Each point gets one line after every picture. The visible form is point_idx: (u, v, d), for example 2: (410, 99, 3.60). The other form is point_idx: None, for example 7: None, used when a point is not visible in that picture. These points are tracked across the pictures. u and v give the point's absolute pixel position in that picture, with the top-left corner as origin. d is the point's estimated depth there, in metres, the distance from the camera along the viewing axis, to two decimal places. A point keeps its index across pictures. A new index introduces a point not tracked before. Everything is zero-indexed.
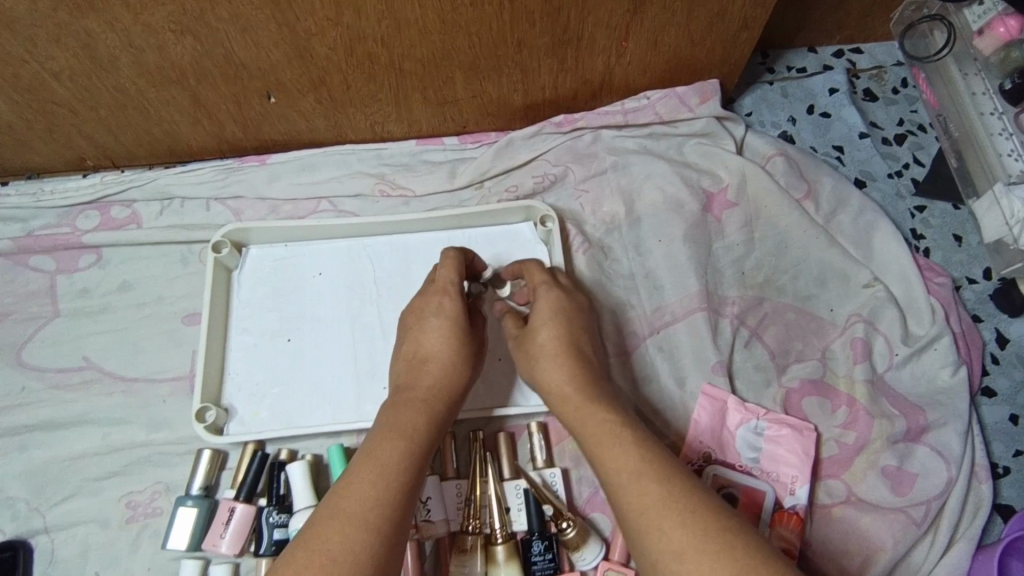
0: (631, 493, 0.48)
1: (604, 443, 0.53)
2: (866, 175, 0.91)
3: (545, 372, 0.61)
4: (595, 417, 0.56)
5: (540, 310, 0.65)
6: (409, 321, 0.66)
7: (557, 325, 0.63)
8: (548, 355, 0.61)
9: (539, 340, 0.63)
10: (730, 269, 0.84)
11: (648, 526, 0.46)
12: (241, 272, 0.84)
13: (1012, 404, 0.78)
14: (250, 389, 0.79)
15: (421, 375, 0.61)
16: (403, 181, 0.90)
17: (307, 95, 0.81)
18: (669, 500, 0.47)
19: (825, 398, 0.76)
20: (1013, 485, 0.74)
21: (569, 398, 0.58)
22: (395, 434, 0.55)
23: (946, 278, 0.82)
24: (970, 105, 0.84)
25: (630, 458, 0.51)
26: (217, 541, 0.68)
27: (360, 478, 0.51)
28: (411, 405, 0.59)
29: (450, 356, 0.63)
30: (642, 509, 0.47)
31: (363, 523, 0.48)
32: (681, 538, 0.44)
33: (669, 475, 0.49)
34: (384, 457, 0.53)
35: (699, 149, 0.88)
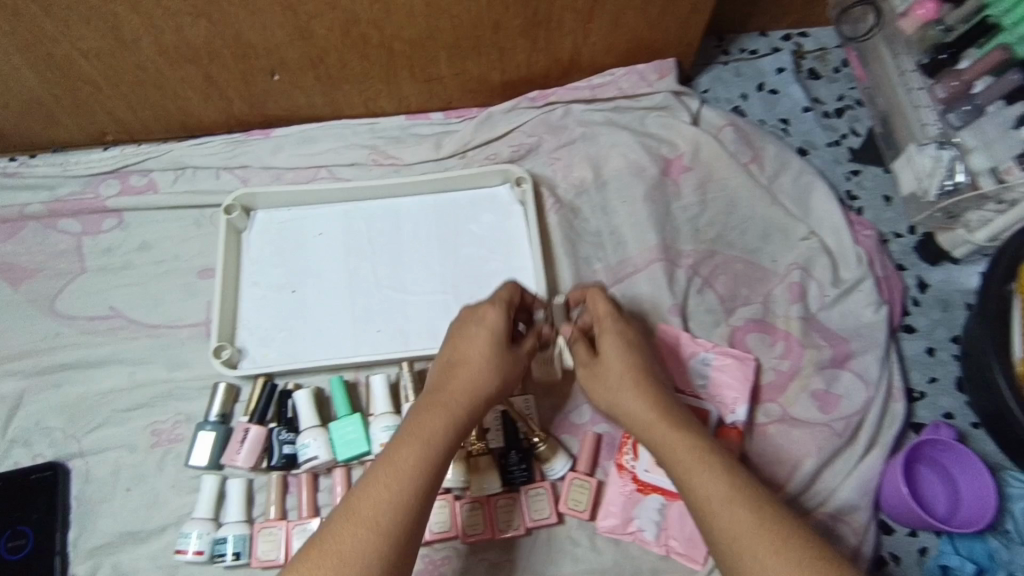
0: (724, 520, 0.55)
1: (693, 467, 0.59)
2: (808, 144, 1.02)
3: (624, 399, 0.66)
4: (680, 442, 0.61)
5: (610, 340, 0.71)
6: (458, 331, 0.69)
7: (629, 353, 0.70)
8: (627, 381, 0.67)
9: (615, 368, 0.69)
10: (686, 226, 0.95)
11: (743, 551, 0.53)
12: (249, 233, 0.94)
13: (929, 339, 0.89)
14: (260, 333, 0.88)
15: (453, 382, 0.65)
16: (393, 151, 0.99)
17: (308, 72, 0.91)
18: (762, 528, 0.53)
19: (765, 333, 0.88)
20: (927, 407, 0.85)
21: (650, 420, 0.64)
22: (420, 439, 0.60)
23: (873, 231, 0.93)
24: (899, 82, 0.90)
25: (720, 485, 0.57)
26: (234, 456, 0.78)
27: (376, 480, 0.56)
28: (437, 411, 0.62)
29: (483, 365, 0.66)
30: (736, 536, 0.54)
31: (375, 525, 0.54)
32: (777, 564, 0.51)
33: (758, 503, 0.55)
34: (404, 461, 0.58)
35: (659, 120, 0.99)
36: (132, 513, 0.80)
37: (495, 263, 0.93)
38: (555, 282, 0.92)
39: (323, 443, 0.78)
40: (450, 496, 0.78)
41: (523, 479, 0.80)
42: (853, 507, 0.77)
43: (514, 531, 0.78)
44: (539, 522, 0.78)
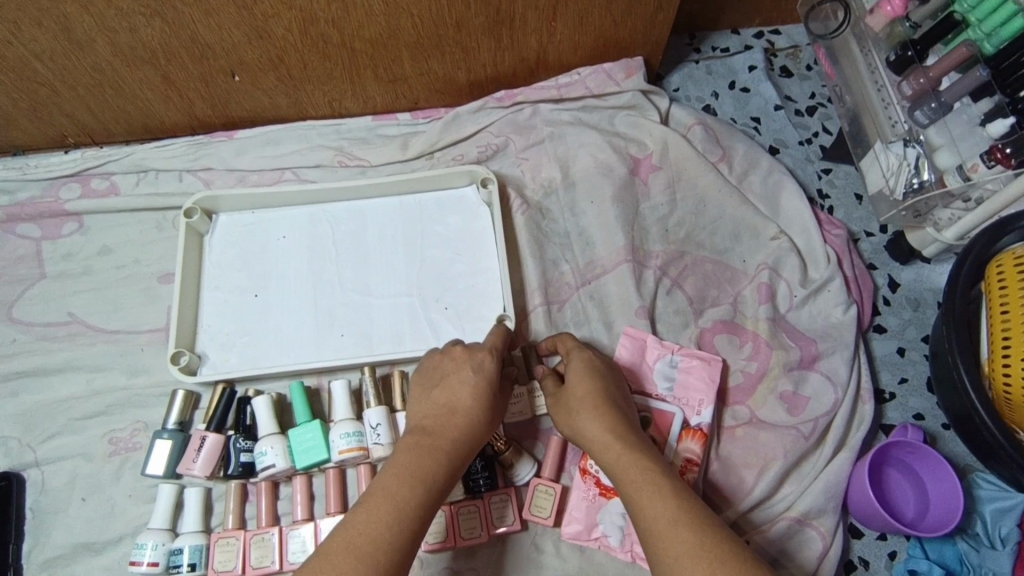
0: (666, 540, 0.55)
1: (644, 491, 0.60)
2: (779, 143, 1.01)
3: (589, 428, 0.68)
4: (637, 468, 0.62)
5: (579, 371, 0.74)
6: (441, 371, 0.72)
7: (594, 382, 0.72)
8: (588, 409, 0.69)
9: (580, 395, 0.71)
10: (655, 226, 0.94)
11: (680, 571, 0.53)
12: (212, 237, 0.92)
13: (900, 339, 0.88)
14: (220, 339, 0.87)
15: (446, 422, 0.67)
16: (359, 153, 0.98)
17: (268, 73, 0.90)
18: (701, 549, 0.53)
19: (734, 335, 0.87)
20: (897, 408, 0.84)
21: (610, 448, 0.65)
22: (412, 476, 0.61)
23: (842, 230, 0.92)
24: (869, 80, 0.89)
25: (668, 509, 0.57)
26: (191, 465, 0.76)
27: (370, 515, 0.58)
28: (432, 449, 0.64)
29: (475, 406, 0.68)
30: (676, 555, 0.54)
31: (366, 557, 0.55)
32: None
33: (702, 526, 0.55)
34: (398, 498, 0.59)
35: (628, 120, 0.98)
36: (87, 523, 0.78)
37: (461, 265, 0.92)
38: (522, 284, 0.91)
39: (281, 450, 0.77)
40: None
41: (486, 487, 0.77)
42: (822, 510, 0.75)
43: (477, 538, 0.75)
44: (502, 529, 0.77)
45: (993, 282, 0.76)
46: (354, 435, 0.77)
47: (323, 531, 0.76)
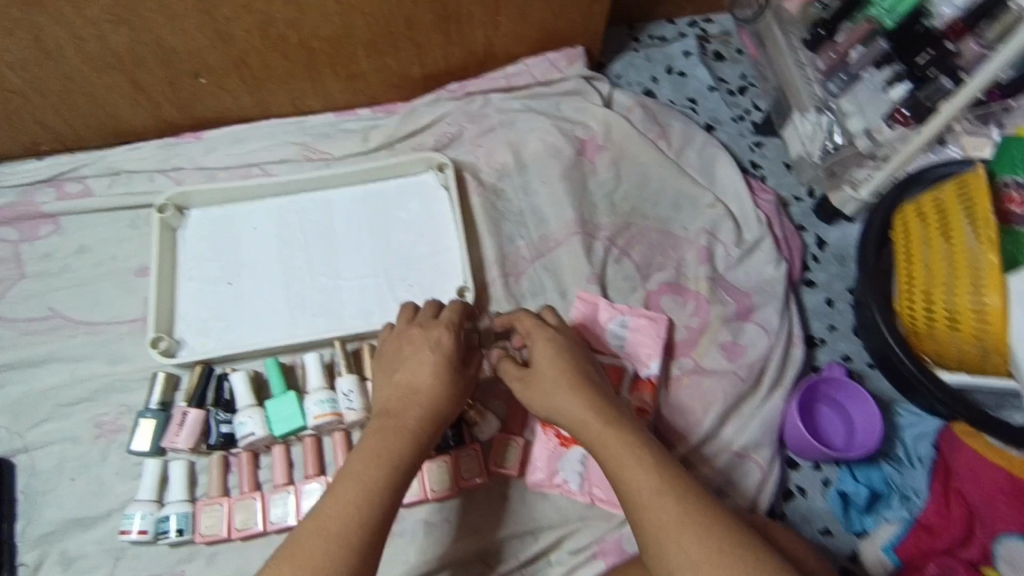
0: (652, 511, 0.58)
1: (626, 465, 0.62)
2: (714, 121, 1.10)
3: (566, 404, 0.68)
4: (616, 440, 0.64)
5: (546, 349, 0.73)
6: (400, 354, 0.74)
7: (564, 361, 0.71)
8: (563, 386, 0.69)
9: (552, 376, 0.70)
10: (603, 201, 1.01)
11: (666, 540, 0.57)
12: (184, 231, 0.98)
13: (827, 291, 0.96)
14: (197, 324, 0.92)
15: (409, 404, 0.69)
16: (323, 147, 1.04)
17: (232, 75, 0.96)
18: (684, 519, 0.57)
19: (678, 295, 0.94)
20: (826, 352, 0.92)
21: (588, 424, 0.66)
22: (381, 459, 0.64)
23: (772, 194, 1.00)
24: (790, 59, 0.98)
25: (650, 480, 0.60)
26: (174, 438, 0.81)
27: (343, 499, 0.61)
28: (397, 432, 0.67)
29: (435, 386, 0.71)
30: (660, 526, 0.57)
31: (342, 540, 0.58)
32: (696, 552, 0.55)
33: (683, 496, 0.59)
34: (369, 480, 0.63)
35: (573, 105, 1.05)
36: (76, 501, 0.83)
37: (423, 245, 0.98)
38: (481, 260, 0.97)
39: (260, 420, 0.82)
40: None
41: (455, 443, 0.83)
42: (761, 444, 0.84)
43: (447, 490, 0.81)
44: (471, 482, 0.82)
45: (906, 222, 0.82)
46: (328, 401, 0.82)
47: (302, 494, 0.81)
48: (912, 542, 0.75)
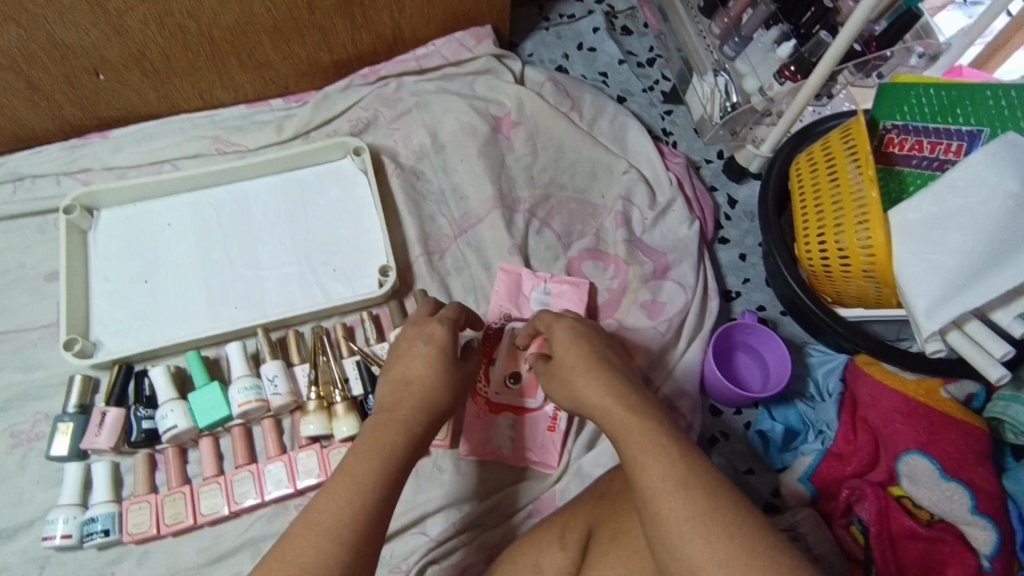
0: (676, 504, 0.49)
1: (651, 453, 0.52)
2: (625, 92, 1.13)
3: (585, 390, 0.60)
4: (637, 426, 0.55)
5: (566, 339, 0.66)
6: (397, 351, 0.68)
7: (580, 350, 0.64)
8: (577, 370, 0.61)
9: (568, 365, 0.63)
10: (521, 174, 1.02)
11: (693, 535, 0.47)
12: (95, 232, 0.95)
13: (740, 246, 1.01)
14: (114, 325, 0.90)
15: (406, 395, 0.63)
16: (236, 139, 1.03)
17: (133, 69, 0.94)
18: (715, 513, 0.48)
19: (598, 260, 0.96)
20: (742, 304, 0.97)
21: (609, 411, 0.57)
22: (375, 451, 0.57)
23: (681, 157, 1.04)
24: (692, 26, 1.00)
25: (677, 471, 0.50)
26: (94, 439, 0.80)
27: (333, 494, 0.54)
28: (394, 424, 0.60)
29: (434, 377, 0.64)
30: (689, 521, 0.48)
31: (334, 539, 0.51)
32: (726, 549, 0.46)
33: (714, 488, 0.49)
34: (361, 473, 0.55)
35: (486, 83, 1.06)
36: None
37: (345, 230, 0.97)
38: (403, 240, 0.98)
39: (182, 412, 0.81)
40: (318, 445, 0.83)
41: None
42: (682, 393, 0.87)
43: None
44: None
45: (806, 167, 0.86)
46: (252, 388, 0.82)
47: (232, 484, 0.81)
48: (826, 469, 0.80)
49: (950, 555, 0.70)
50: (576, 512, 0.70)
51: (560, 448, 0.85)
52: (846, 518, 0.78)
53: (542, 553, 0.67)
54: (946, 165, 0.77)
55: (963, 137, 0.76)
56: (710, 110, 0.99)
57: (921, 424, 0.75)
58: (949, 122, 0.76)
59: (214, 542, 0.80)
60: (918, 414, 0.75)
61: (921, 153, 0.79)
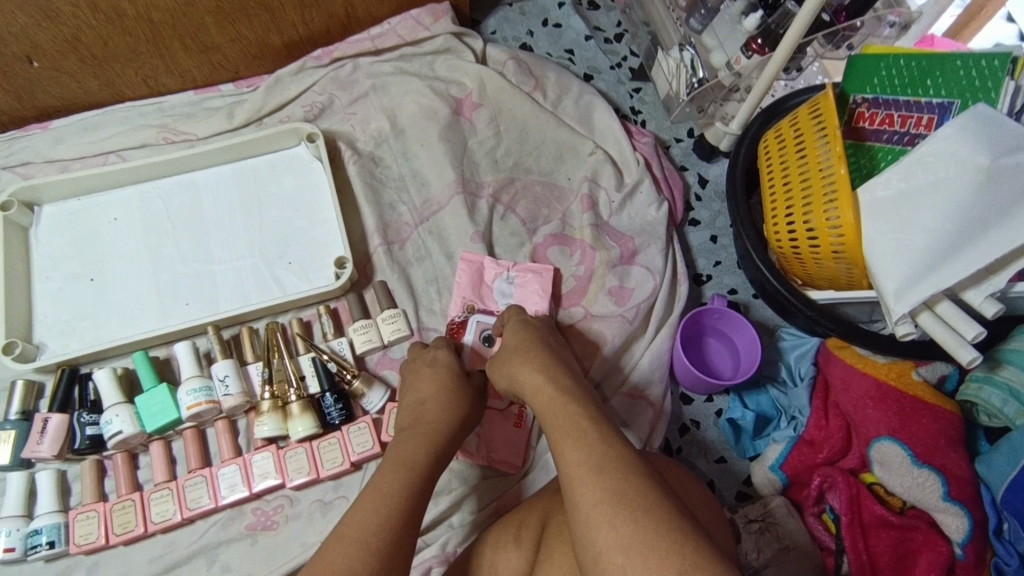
0: (586, 488, 0.53)
1: (570, 433, 0.58)
2: (592, 70, 1.09)
3: (525, 374, 0.68)
4: (563, 413, 0.61)
5: (515, 327, 0.77)
6: (405, 378, 0.76)
7: (527, 333, 0.75)
8: (514, 358, 0.71)
9: (513, 346, 0.73)
10: (485, 159, 0.98)
11: (596, 518, 0.51)
12: (36, 229, 0.91)
13: (711, 228, 0.98)
14: (59, 327, 0.86)
15: (422, 415, 0.68)
16: (184, 127, 0.98)
17: (68, 55, 0.87)
18: (623, 498, 0.51)
19: (565, 246, 0.93)
20: (712, 288, 0.95)
21: (544, 392, 0.65)
22: (392, 464, 0.62)
23: (649, 137, 1.00)
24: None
25: (594, 454, 0.55)
26: (36, 447, 0.76)
27: (363, 507, 0.58)
28: (410, 440, 0.66)
29: (438, 395, 0.71)
30: (596, 503, 0.52)
31: (363, 546, 0.54)
32: (631, 533, 0.49)
33: (627, 473, 0.53)
34: (387, 486, 0.60)
35: (446, 63, 1.01)
36: None
37: (300, 220, 0.93)
38: (361, 230, 0.94)
39: (128, 416, 0.77)
40: (274, 446, 0.80)
41: (341, 419, 0.81)
42: (650, 381, 0.85)
43: (339, 468, 0.79)
44: (361, 455, 0.80)
45: (774, 144, 0.83)
46: (202, 389, 0.78)
47: (185, 489, 0.78)
48: (797, 458, 0.78)
49: (922, 544, 0.70)
50: (535, 505, 0.70)
51: (526, 445, 0.83)
52: (818, 506, 0.76)
53: (499, 554, 0.66)
54: (917, 139, 0.74)
55: (935, 109, 0.72)
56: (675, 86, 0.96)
57: (892, 410, 0.72)
58: (919, 94, 0.73)
59: (166, 550, 0.77)
60: (889, 399, 0.73)
61: (892, 127, 0.76)
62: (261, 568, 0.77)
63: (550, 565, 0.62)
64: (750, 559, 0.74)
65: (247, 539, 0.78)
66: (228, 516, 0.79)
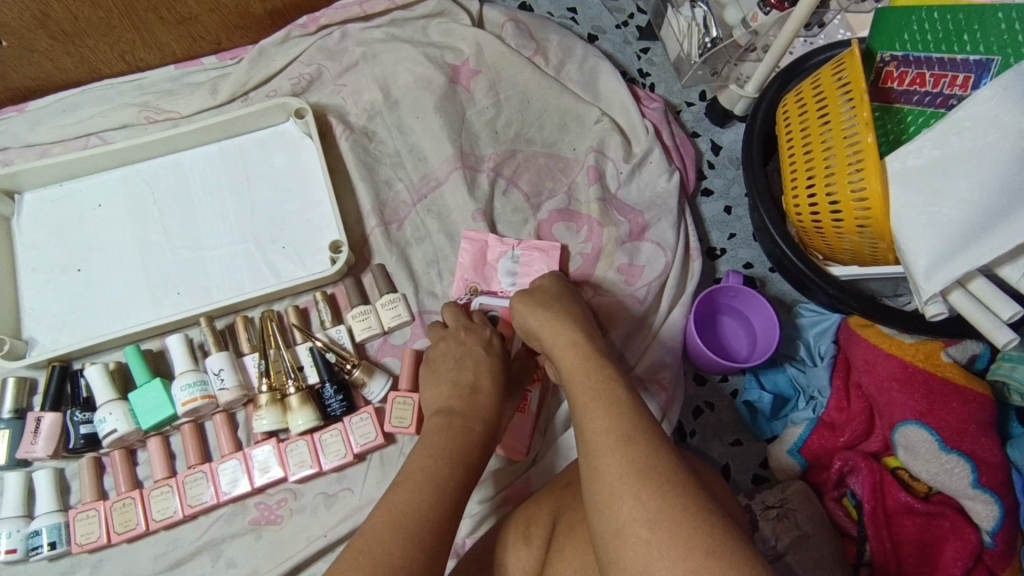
0: (614, 456, 0.50)
1: (602, 396, 0.56)
2: (597, 30, 1.01)
3: (555, 330, 0.66)
4: (596, 374, 0.59)
5: (551, 283, 0.74)
6: (447, 353, 0.74)
7: (563, 292, 0.73)
8: (542, 311, 0.68)
9: (544, 298, 0.71)
10: (484, 131, 0.92)
11: (622, 490, 0.48)
12: (18, 218, 0.87)
13: (725, 198, 0.93)
14: (48, 320, 0.83)
15: (474, 406, 0.68)
16: (166, 105, 0.93)
17: (37, 32, 0.81)
18: (651, 472, 0.49)
19: (571, 222, 0.88)
20: (728, 262, 0.90)
21: (577, 350, 0.62)
22: (449, 455, 0.61)
23: (660, 103, 0.94)
24: None
25: (625, 422, 0.53)
26: (30, 447, 0.75)
27: (410, 490, 0.57)
28: (464, 432, 0.65)
29: (493, 389, 0.71)
30: (622, 474, 0.49)
31: (411, 532, 0.53)
32: (656, 507, 0.47)
33: (655, 446, 0.51)
34: (437, 475, 0.59)
35: (440, 28, 0.94)
36: None
37: (292, 202, 0.88)
38: (357, 210, 0.90)
39: (122, 414, 0.75)
40: (274, 439, 0.77)
41: (343, 410, 0.78)
42: (663, 365, 0.81)
43: (342, 460, 0.77)
44: (365, 447, 0.77)
45: (793, 105, 0.78)
46: (197, 384, 0.76)
47: (185, 485, 0.76)
48: (818, 441, 0.75)
49: (948, 531, 0.67)
50: (543, 500, 0.67)
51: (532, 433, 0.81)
52: (839, 490, 0.75)
53: (507, 554, 0.63)
54: (951, 101, 0.68)
55: (971, 68, 0.67)
56: (687, 47, 0.90)
57: (918, 392, 0.69)
58: (954, 51, 0.67)
59: (170, 547, 0.76)
60: (915, 381, 0.70)
61: (923, 89, 0.70)
62: (267, 563, 0.76)
63: (561, 562, 0.60)
64: (769, 547, 0.72)
65: (251, 534, 0.77)
66: (231, 512, 0.77)
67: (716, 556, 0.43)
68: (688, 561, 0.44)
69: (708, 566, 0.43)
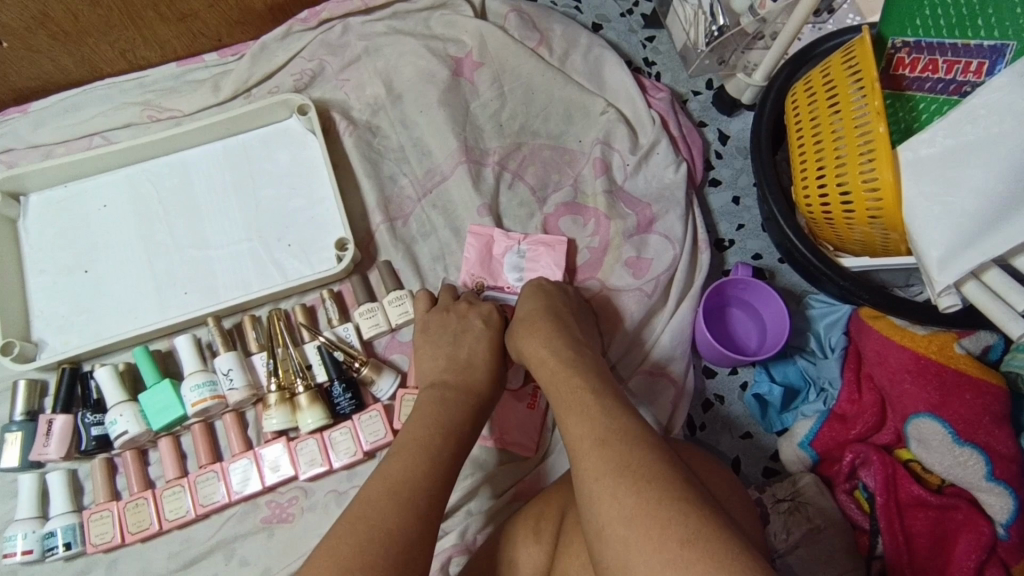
0: (590, 460, 0.51)
1: (572, 406, 0.58)
2: (601, 19, 1.00)
3: (528, 348, 0.69)
4: (567, 386, 0.61)
5: (527, 294, 0.76)
6: (433, 335, 0.76)
7: (539, 301, 0.75)
8: (523, 327, 0.72)
9: (523, 314, 0.74)
10: (488, 124, 0.91)
11: (601, 490, 0.49)
12: (25, 220, 0.87)
13: (734, 188, 0.92)
14: (57, 322, 0.83)
15: (473, 376, 0.71)
16: (169, 103, 0.92)
17: (37, 32, 0.80)
18: (626, 470, 0.49)
19: (577, 215, 0.88)
20: (736, 253, 0.89)
21: (546, 367, 0.65)
22: (441, 427, 0.63)
23: (666, 93, 0.93)
24: None
25: (593, 428, 0.54)
26: (43, 449, 0.75)
27: (405, 457, 0.58)
28: (456, 402, 0.67)
29: (466, 368, 0.71)
30: (599, 475, 0.50)
31: (410, 502, 0.54)
32: (633, 504, 0.47)
33: (632, 445, 0.51)
34: (428, 442, 0.61)
35: (443, 19, 0.93)
36: None
37: (297, 199, 0.88)
38: (362, 206, 0.89)
39: (133, 416, 0.76)
40: (284, 438, 0.78)
41: (351, 408, 0.78)
42: (672, 359, 0.81)
43: (352, 458, 0.77)
44: (375, 444, 0.77)
45: (801, 95, 0.76)
46: (206, 385, 0.76)
47: (197, 485, 0.76)
48: (829, 434, 0.75)
49: (962, 523, 0.67)
50: (553, 496, 0.67)
51: (540, 428, 0.81)
52: (850, 483, 0.74)
53: (518, 550, 0.64)
54: (965, 88, 0.66)
55: (986, 53, 0.64)
56: (693, 36, 0.89)
57: (932, 385, 0.69)
58: (968, 36, 0.65)
59: (183, 546, 0.76)
60: (929, 372, 0.69)
61: (936, 75, 0.69)
62: (279, 561, 0.76)
63: (569, 557, 0.60)
64: (778, 542, 0.72)
65: (263, 532, 0.77)
66: (243, 511, 0.77)
67: (691, 545, 0.43)
68: (662, 554, 0.43)
69: (682, 556, 0.43)
